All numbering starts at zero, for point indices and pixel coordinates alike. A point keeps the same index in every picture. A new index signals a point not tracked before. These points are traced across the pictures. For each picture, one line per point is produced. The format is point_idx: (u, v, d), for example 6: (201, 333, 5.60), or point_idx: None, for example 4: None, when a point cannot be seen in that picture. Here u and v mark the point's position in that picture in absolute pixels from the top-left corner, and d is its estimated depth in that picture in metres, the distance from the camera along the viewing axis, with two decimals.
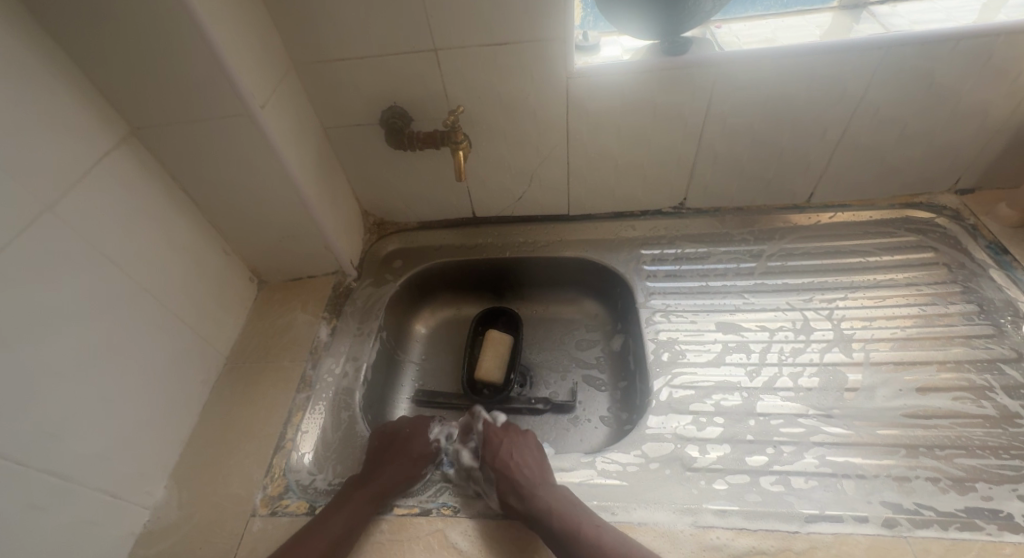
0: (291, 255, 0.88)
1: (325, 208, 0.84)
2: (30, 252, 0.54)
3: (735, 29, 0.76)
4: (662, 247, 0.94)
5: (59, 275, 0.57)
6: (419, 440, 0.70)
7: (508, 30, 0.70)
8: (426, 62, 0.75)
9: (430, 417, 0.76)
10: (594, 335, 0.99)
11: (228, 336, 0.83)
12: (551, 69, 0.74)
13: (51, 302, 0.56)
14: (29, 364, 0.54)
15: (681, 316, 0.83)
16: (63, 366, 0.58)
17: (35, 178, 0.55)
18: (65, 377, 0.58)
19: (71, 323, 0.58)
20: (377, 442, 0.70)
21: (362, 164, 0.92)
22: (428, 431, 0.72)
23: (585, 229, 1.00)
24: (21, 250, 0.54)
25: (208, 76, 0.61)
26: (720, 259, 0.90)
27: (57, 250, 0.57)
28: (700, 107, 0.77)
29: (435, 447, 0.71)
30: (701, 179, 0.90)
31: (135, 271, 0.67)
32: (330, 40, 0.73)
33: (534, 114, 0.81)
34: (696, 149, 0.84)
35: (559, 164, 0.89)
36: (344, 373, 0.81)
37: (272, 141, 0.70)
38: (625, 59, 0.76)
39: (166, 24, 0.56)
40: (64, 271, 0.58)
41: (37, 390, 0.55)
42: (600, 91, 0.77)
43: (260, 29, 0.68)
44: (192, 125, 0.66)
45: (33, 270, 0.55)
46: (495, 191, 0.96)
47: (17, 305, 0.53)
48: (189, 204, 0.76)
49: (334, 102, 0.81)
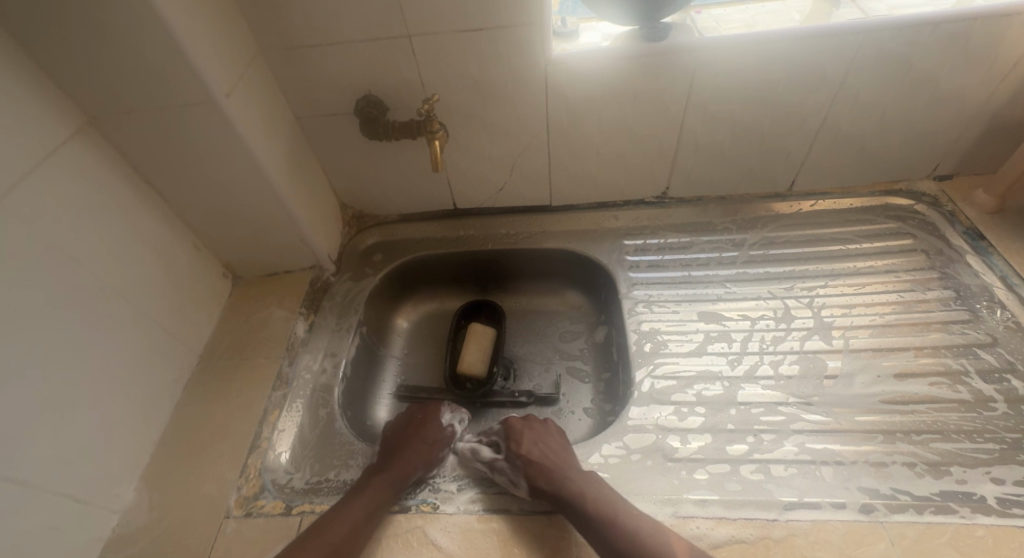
0: (266, 249, 0.86)
1: (300, 201, 0.82)
2: None
3: (715, 15, 0.75)
4: (644, 237, 0.94)
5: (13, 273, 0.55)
6: (433, 425, 0.72)
7: (483, 15, 0.68)
8: (400, 49, 0.72)
9: (441, 402, 0.78)
10: (578, 326, 0.99)
11: (201, 333, 0.81)
12: (528, 56, 0.73)
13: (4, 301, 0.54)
14: None
15: (663, 306, 0.82)
16: (18, 367, 0.55)
17: None
18: (20, 379, 0.55)
19: (26, 323, 0.56)
20: (391, 430, 0.72)
21: (338, 155, 0.89)
22: (440, 417, 0.74)
23: (568, 220, 0.99)
24: None
25: (166, 63, 0.59)
26: (703, 249, 0.90)
27: (9, 247, 0.55)
28: (681, 94, 0.76)
29: (449, 430, 0.73)
30: (683, 168, 0.89)
31: (97, 268, 0.64)
32: (299, 26, 0.70)
33: (513, 102, 0.79)
34: (678, 137, 0.83)
35: (539, 153, 0.88)
36: (323, 369, 0.79)
37: (239, 131, 0.67)
38: (605, 46, 0.74)
39: (119, 7, 0.53)
40: (17, 268, 0.55)
41: None
42: (580, 79, 0.75)
43: (224, 14, 0.65)
44: (154, 115, 0.64)
45: None
46: (476, 181, 0.94)
47: None
48: (156, 197, 0.74)
49: (306, 91, 0.78)
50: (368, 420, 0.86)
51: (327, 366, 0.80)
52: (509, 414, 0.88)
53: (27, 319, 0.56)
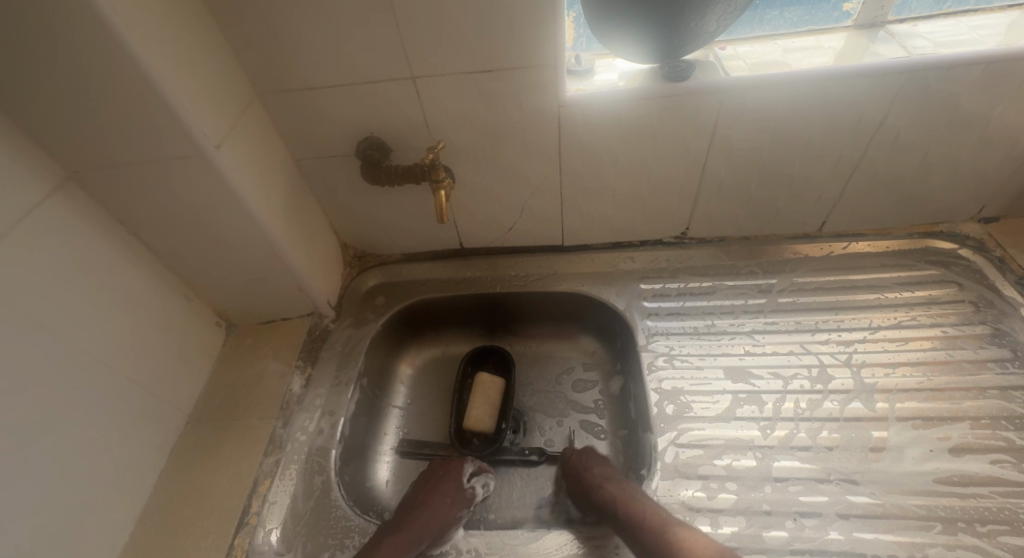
0: (262, 297, 0.81)
1: (298, 249, 0.78)
2: None
3: (741, 51, 0.70)
4: (663, 281, 0.88)
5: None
6: (451, 482, 0.72)
7: (492, 58, 0.63)
8: (403, 91, 0.68)
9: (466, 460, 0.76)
10: (593, 374, 0.93)
11: (191, 390, 0.76)
12: (539, 98, 0.68)
13: None
14: None
15: (685, 360, 0.76)
16: None
17: None
18: None
19: None
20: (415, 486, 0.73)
21: (339, 196, 0.85)
22: (462, 474, 0.74)
23: (581, 261, 0.93)
24: None
25: (150, 117, 0.55)
26: (726, 295, 0.84)
27: None
28: (704, 135, 0.71)
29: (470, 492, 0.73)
30: (705, 209, 0.83)
31: (78, 335, 0.60)
32: (296, 68, 0.66)
33: (523, 144, 0.74)
34: (700, 178, 0.78)
35: (551, 195, 0.83)
36: (319, 431, 0.74)
37: (230, 184, 0.63)
38: (621, 85, 0.69)
39: (96, 60, 0.49)
40: None
41: None
42: (594, 119, 0.70)
43: (215, 57, 0.61)
44: (139, 169, 0.60)
45: None
46: (484, 222, 0.90)
47: None
48: (143, 250, 0.69)
49: (305, 133, 0.74)
50: (368, 482, 0.80)
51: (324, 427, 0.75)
52: (519, 474, 0.82)
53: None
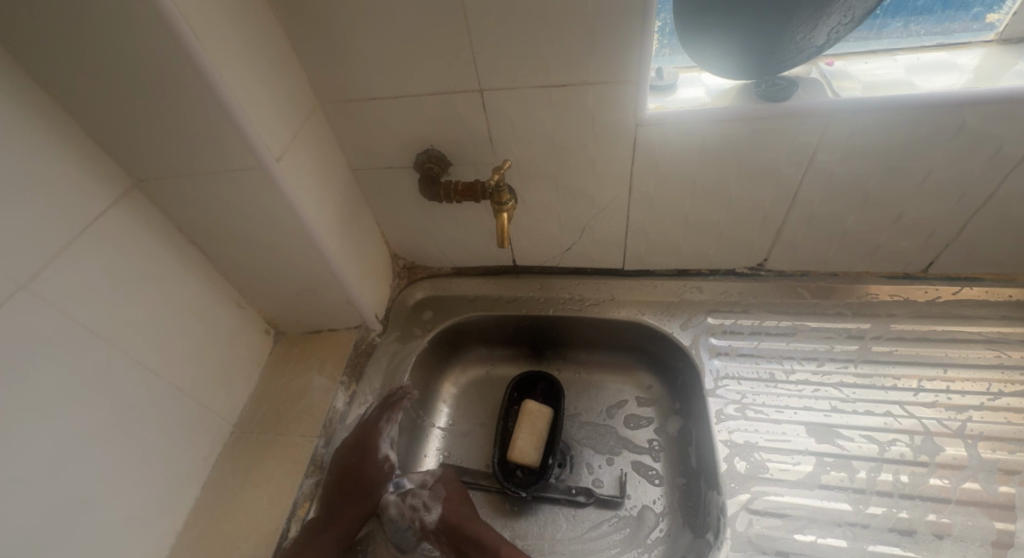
0: (311, 308, 0.79)
1: (349, 261, 0.75)
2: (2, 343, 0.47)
3: (851, 67, 0.61)
4: (735, 316, 0.80)
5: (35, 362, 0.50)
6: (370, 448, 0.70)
7: (569, 71, 0.58)
8: (469, 104, 0.63)
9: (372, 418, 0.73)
10: (648, 411, 0.86)
11: (237, 400, 0.75)
12: (617, 115, 0.62)
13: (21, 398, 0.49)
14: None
15: (760, 411, 0.68)
16: (32, 472, 0.50)
17: (12, 256, 0.48)
18: (33, 484, 0.50)
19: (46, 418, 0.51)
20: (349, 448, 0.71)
21: (393, 206, 0.82)
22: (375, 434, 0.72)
23: (643, 288, 0.86)
24: None
25: (214, 129, 0.53)
26: (809, 338, 0.75)
27: (35, 336, 0.50)
28: (800, 160, 0.63)
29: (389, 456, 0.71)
30: (790, 240, 0.75)
31: (133, 346, 0.59)
32: (360, 77, 0.63)
33: (591, 163, 0.69)
34: (788, 207, 0.70)
35: (617, 217, 0.77)
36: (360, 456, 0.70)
37: (288, 198, 0.60)
38: (707, 103, 0.62)
39: (162, 69, 0.47)
40: (43, 359, 0.51)
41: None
42: (675, 139, 0.63)
43: (280, 65, 0.58)
44: (199, 179, 0.58)
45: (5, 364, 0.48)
46: (541, 241, 0.84)
47: None
48: (200, 258, 0.68)
49: (364, 143, 0.71)
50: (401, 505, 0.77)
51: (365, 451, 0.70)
52: (564, 515, 0.77)
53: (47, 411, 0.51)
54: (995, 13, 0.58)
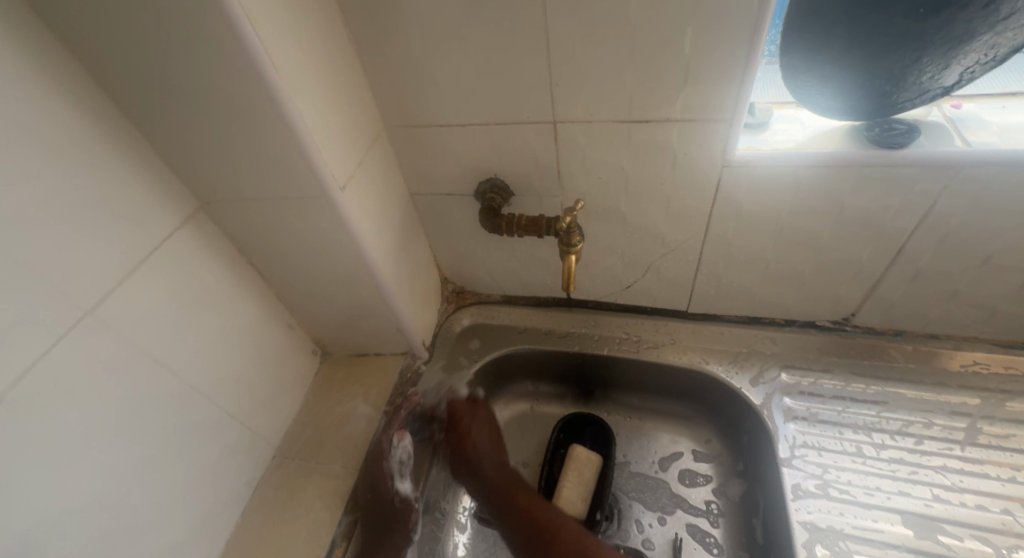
0: (359, 332, 0.77)
1: (402, 288, 0.72)
2: (65, 367, 0.47)
3: (982, 111, 0.54)
4: (814, 374, 0.72)
5: (97, 387, 0.49)
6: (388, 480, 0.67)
7: (655, 107, 0.53)
8: (542, 135, 0.60)
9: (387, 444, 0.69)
10: (707, 468, 0.79)
11: (281, 423, 0.73)
12: (703, 155, 0.56)
13: (80, 425, 0.48)
14: (48, 504, 0.46)
15: (845, 492, 0.61)
16: (84, 502, 0.49)
17: (80, 279, 0.47)
18: (84, 513, 0.49)
19: (103, 445, 0.50)
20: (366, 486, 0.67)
21: (450, 232, 0.79)
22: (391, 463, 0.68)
23: (708, 333, 0.80)
24: (58, 365, 0.46)
25: (282, 157, 0.51)
26: (902, 409, 0.66)
27: (97, 359, 0.49)
28: (914, 213, 0.56)
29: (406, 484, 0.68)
30: (886, 298, 0.67)
31: (190, 370, 0.58)
32: (429, 103, 0.60)
33: (667, 204, 0.63)
34: (890, 264, 0.62)
35: (688, 259, 0.71)
36: (372, 485, 0.67)
37: (348, 227, 0.58)
38: (808, 144, 0.55)
39: (238, 96, 0.46)
40: (103, 384, 0.50)
41: (49, 535, 0.46)
42: (768, 184, 0.57)
43: (350, 90, 0.57)
44: (262, 203, 0.57)
45: (67, 389, 0.47)
46: (601, 277, 0.79)
47: (40, 435, 0.45)
48: (258, 278, 0.67)
49: (426, 169, 0.68)
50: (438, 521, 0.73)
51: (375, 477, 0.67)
52: None
53: (104, 438, 0.50)
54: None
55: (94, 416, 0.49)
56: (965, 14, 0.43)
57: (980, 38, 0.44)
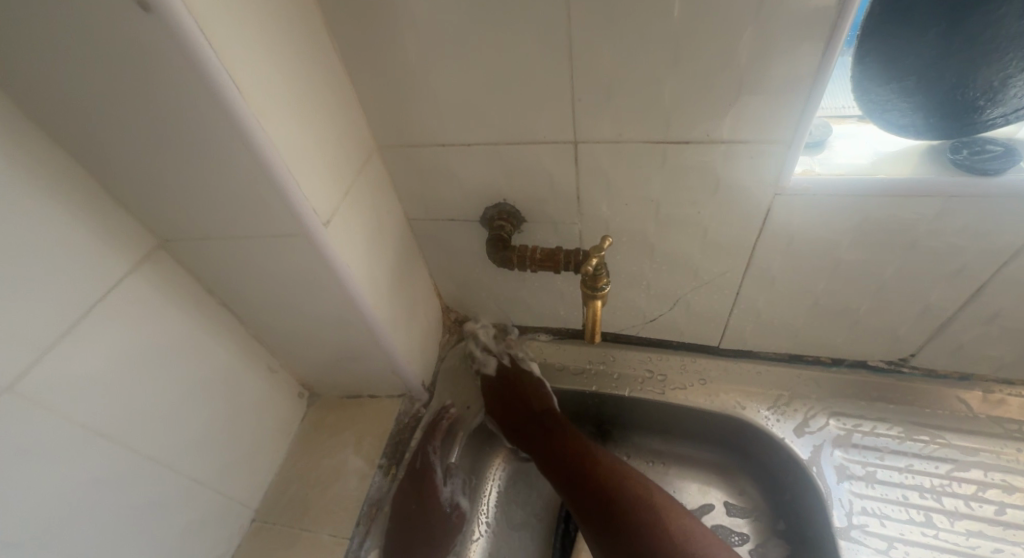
0: (350, 374, 0.69)
1: (398, 328, 0.64)
2: None
3: None
4: (869, 423, 0.63)
5: (20, 479, 0.41)
6: (432, 491, 0.67)
7: (697, 125, 0.45)
8: (559, 156, 0.51)
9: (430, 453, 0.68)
10: (742, 525, 0.69)
11: (261, 481, 0.65)
12: (750, 180, 0.48)
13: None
14: None
15: None
16: None
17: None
18: None
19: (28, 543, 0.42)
20: (410, 498, 0.65)
21: (451, 260, 0.70)
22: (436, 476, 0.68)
23: (744, 372, 0.70)
24: None
25: (250, 192, 0.43)
26: (975, 470, 0.58)
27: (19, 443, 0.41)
28: (998, 250, 0.47)
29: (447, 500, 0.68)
30: (955, 340, 0.58)
31: (139, 440, 0.50)
32: (427, 120, 0.52)
33: (702, 234, 0.55)
34: (964, 306, 0.54)
35: (725, 294, 0.62)
36: (417, 494, 0.66)
37: (333, 267, 0.50)
38: (877, 168, 0.47)
39: (187, 123, 0.38)
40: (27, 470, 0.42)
41: None
42: (826, 213, 0.49)
43: (334, 106, 0.48)
44: (230, 242, 0.48)
45: None
46: (622, 310, 0.70)
47: None
48: (230, 321, 0.59)
49: (424, 193, 0.60)
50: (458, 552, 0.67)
51: (425, 495, 0.66)
52: None
53: (30, 538, 0.42)
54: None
55: (18, 513, 0.41)
56: None
57: None
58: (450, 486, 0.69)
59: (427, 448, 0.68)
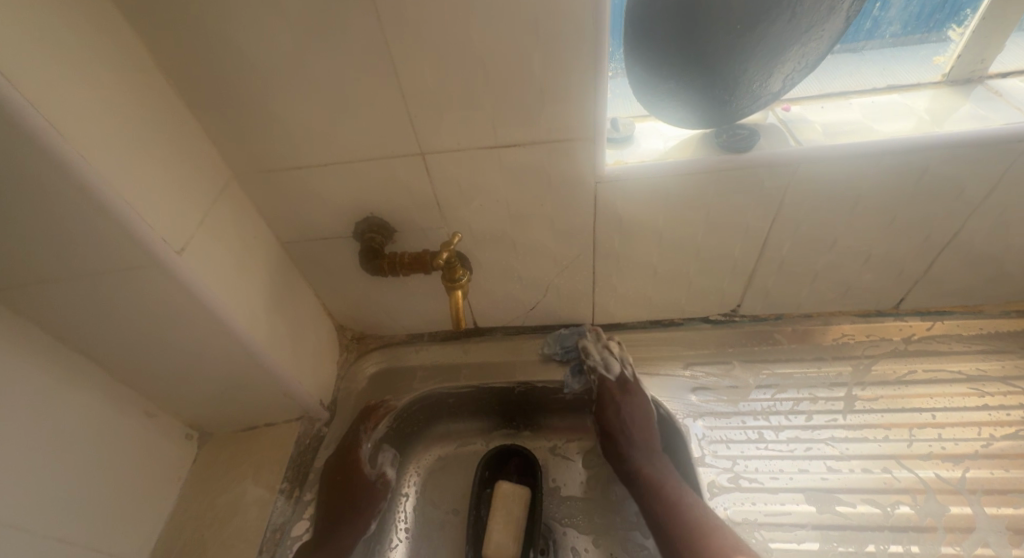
0: (238, 405, 0.68)
1: (283, 350, 0.65)
2: None
3: (810, 111, 0.60)
4: (715, 370, 0.74)
5: None
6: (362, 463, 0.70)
7: (520, 128, 0.52)
8: (410, 168, 0.57)
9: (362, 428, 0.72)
10: None
11: (149, 531, 0.63)
12: (575, 173, 0.57)
13: None
14: None
15: (754, 481, 0.64)
16: None
17: None
18: None
19: None
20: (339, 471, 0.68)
21: (333, 279, 0.73)
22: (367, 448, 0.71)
23: (615, 342, 0.78)
24: None
25: (89, 229, 0.43)
26: (793, 391, 0.71)
27: None
28: (767, 210, 0.60)
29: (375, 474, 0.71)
30: (761, 287, 0.72)
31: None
32: (281, 146, 0.55)
33: (552, 223, 0.63)
34: (759, 257, 0.67)
35: (581, 275, 0.71)
36: (342, 469, 0.69)
37: (197, 294, 0.51)
38: (669, 154, 0.58)
39: (3, 167, 0.38)
40: None
41: None
42: (641, 194, 0.59)
43: (178, 140, 0.50)
44: (78, 283, 0.48)
45: None
46: (500, 303, 0.76)
47: None
48: (92, 367, 0.57)
49: (292, 215, 0.63)
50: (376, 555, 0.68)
51: (347, 467, 0.69)
52: None
53: None
54: (952, 29, 0.58)
55: None
56: (774, 29, 0.46)
57: (791, 49, 0.48)
58: (379, 463, 0.72)
59: (358, 428, 0.72)
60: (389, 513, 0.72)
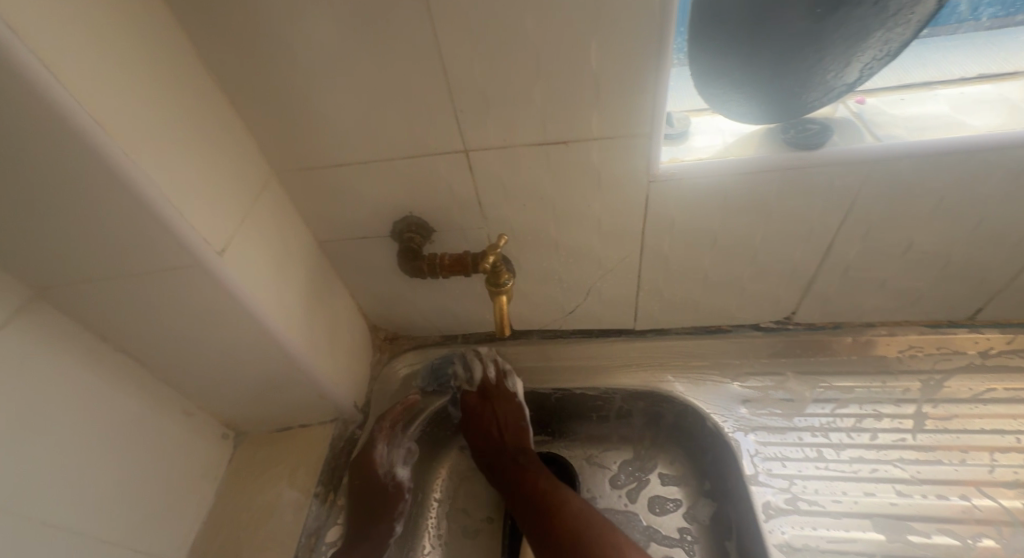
0: (274, 406, 0.67)
1: (320, 352, 0.64)
2: None
3: (885, 104, 0.55)
4: (767, 383, 0.69)
5: None
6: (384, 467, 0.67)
7: (571, 124, 0.49)
8: (452, 165, 0.54)
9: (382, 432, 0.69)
10: (676, 491, 0.71)
11: (186, 531, 0.62)
12: (627, 171, 0.53)
13: None
14: None
15: (814, 504, 0.59)
16: None
17: None
18: None
19: None
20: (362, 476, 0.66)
21: (369, 279, 0.71)
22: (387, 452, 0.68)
23: (659, 349, 0.74)
24: None
25: (132, 229, 0.42)
26: (855, 407, 0.66)
27: None
28: (835, 211, 0.55)
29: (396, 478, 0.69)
30: (822, 293, 0.67)
31: (28, 505, 0.47)
32: (321, 142, 0.53)
33: (598, 224, 0.60)
34: (822, 261, 0.62)
35: (626, 279, 0.67)
36: (364, 473, 0.66)
37: (237, 295, 0.50)
38: (729, 152, 0.54)
39: (48, 165, 0.37)
40: None
41: None
42: (696, 195, 0.55)
43: (219, 138, 0.49)
44: (119, 282, 0.47)
45: None
46: (540, 306, 0.73)
47: None
48: (131, 366, 0.57)
49: (330, 213, 0.61)
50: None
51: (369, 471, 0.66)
52: None
53: None
54: None
55: None
56: (858, 14, 0.42)
57: (875, 35, 0.44)
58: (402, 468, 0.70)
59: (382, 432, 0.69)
60: (417, 519, 0.70)
